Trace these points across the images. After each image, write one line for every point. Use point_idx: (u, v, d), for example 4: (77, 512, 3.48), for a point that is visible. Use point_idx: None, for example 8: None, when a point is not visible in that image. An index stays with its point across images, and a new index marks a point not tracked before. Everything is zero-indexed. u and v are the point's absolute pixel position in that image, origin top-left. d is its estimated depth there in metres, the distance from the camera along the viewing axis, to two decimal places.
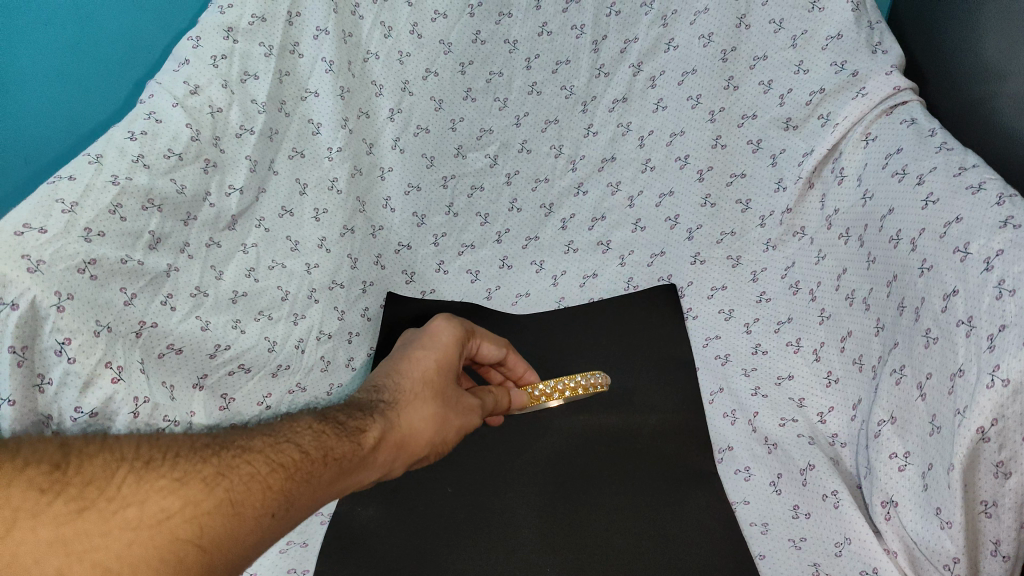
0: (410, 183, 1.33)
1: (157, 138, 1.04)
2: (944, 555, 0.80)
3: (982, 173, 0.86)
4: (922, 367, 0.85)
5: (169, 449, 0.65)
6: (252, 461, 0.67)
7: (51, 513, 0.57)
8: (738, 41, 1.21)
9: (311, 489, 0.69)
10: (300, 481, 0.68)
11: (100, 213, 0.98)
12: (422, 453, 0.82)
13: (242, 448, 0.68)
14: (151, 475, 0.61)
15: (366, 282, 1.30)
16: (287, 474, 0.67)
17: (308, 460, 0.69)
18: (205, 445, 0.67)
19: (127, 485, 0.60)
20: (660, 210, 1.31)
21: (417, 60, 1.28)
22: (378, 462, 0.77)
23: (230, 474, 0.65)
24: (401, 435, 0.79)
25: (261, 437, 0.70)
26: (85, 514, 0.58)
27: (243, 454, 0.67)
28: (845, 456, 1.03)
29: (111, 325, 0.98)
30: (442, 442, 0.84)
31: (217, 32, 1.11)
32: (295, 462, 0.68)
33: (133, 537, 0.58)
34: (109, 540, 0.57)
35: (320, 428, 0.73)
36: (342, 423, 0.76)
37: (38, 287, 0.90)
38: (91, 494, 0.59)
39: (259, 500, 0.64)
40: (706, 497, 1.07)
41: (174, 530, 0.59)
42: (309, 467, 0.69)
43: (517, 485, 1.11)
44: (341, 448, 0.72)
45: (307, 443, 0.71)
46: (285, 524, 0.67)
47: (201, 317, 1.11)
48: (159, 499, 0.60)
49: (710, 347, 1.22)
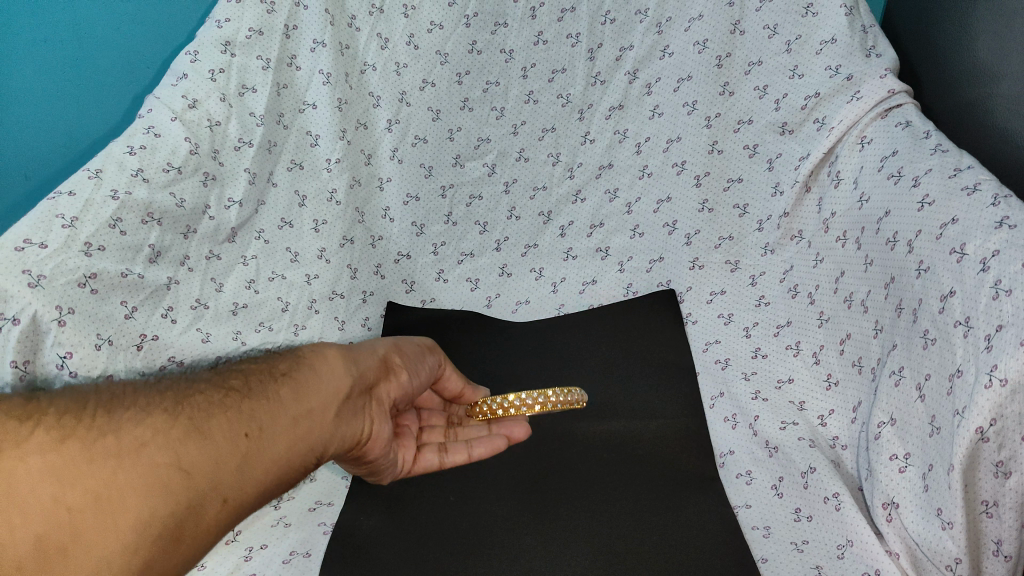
0: (408, 194, 1.36)
1: (156, 152, 1.05)
2: (945, 556, 0.78)
3: (977, 174, 0.87)
4: (921, 369, 0.85)
5: (127, 389, 0.77)
6: (208, 391, 0.78)
7: (37, 443, 0.68)
8: (733, 47, 1.23)
9: (271, 405, 0.79)
10: (255, 400, 0.79)
11: (100, 228, 0.98)
12: (378, 358, 0.90)
13: (192, 383, 0.80)
14: (118, 410, 0.73)
15: (365, 291, 1.30)
16: (240, 395, 0.79)
17: (259, 383, 0.81)
18: (160, 385, 0.78)
19: (100, 418, 0.72)
20: (658, 216, 1.32)
21: (414, 71, 1.31)
22: (339, 369, 0.85)
23: (188, 404, 0.77)
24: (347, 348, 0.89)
25: (212, 375, 0.82)
26: (67, 442, 0.69)
27: (195, 386, 0.79)
28: (845, 459, 1.00)
29: (113, 338, 0.99)
30: (391, 346, 0.93)
31: (214, 45, 1.13)
32: (248, 386, 0.80)
33: (117, 463, 0.69)
34: (97, 467, 0.68)
35: (265, 361, 0.85)
36: (287, 355, 0.87)
37: (37, 301, 0.91)
38: (69, 424, 0.71)
39: (221, 423, 0.76)
40: (708, 501, 0.99)
41: (151, 456, 0.71)
42: (262, 388, 0.81)
43: (519, 489, 1.03)
44: (290, 368, 0.85)
45: (254, 371, 0.83)
46: (262, 446, 0.76)
47: (202, 329, 1.11)
48: (132, 430, 0.72)
49: (709, 352, 1.21)
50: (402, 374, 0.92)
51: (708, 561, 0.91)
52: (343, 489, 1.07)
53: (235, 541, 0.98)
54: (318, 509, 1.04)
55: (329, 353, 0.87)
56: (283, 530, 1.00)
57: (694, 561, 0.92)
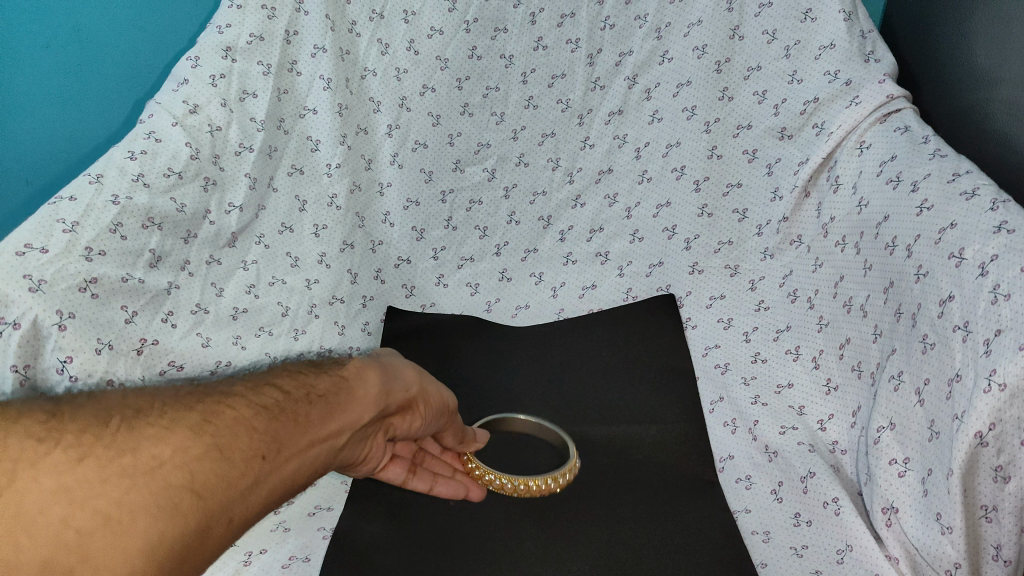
0: (409, 199, 1.36)
1: (156, 158, 1.06)
2: (945, 560, 0.77)
3: (975, 179, 0.87)
4: (921, 374, 0.84)
5: (157, 400, 0.74)
6: (233, 406, 0.75)
7: (50, 463, 0.64)
8: (732, 52, 1.23)
9: (293, 429, 0.76)
10: (280, 422, 0.76)
11: (100, 233, 0.99)
12: (405, 400, 0.87)
13: (222, 395, 0.77)
14: (142, 425, 0.70)
15: (366, 296, 1.32)
16: (266, 416, 0.75)
17: (285, 402, 0.78)
18: (189, 395, 0.76)
19: (122, 434, 0.68)
20: (657, 221, 1.33)
21: (414, 76, 1.32)
22: (367, 399, 0.83)
23: (213, 420, 0.73)
24: (380, 377, 0.86)
25: (241, 385, 0.79)
26: (85, 461, 0.65)
27: (224, 400, 0.76)
28: (845, 464, 0.99)
29: (113, 343, 0.99)
30: (422, 390, 0.89)
31: (215, 51, 1.13)
32: (274, 405, 0.77)
33: (129, 485, 0.64)
34: (110, 487, 0.64)
35: (296, 375, 0.83)
36: (321, 372, 0.85)
37: (39, 307, 0.91)
38: (88, 442, 0.67)
39: (241, 444, 0.72)
40: (708, 507, 0.98)
41: (166, 478, 0.66)
42: (289, 408, 0.78)
43: (518, 497, 1.01)
44: (319, 387, 0.82)
45: (284, 385, 0.80)
46: (279, 468, 0.73)
47: (202, 334, 1.10)
48: (151, 448, 0.68)
49: (709, 356, 1.22)
50: (417, 418, 0.90)
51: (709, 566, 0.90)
52: (344, 492, 1.04)
53: (234, 546, 0.95)
54: (318, 513, 1.01)
55: (364, 380, 0.85)
56: (283, 534, 0.97)
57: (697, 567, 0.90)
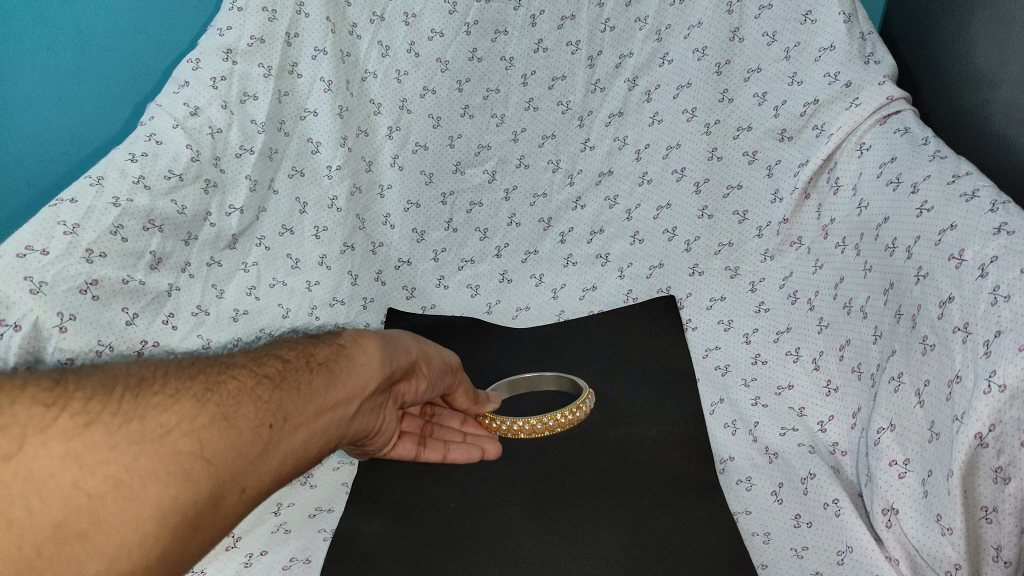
0: (409, 201, 1.36)
1: (157, 160, 1.06)
2: (945, 562, 0.76)
3: (975, 180, 0.87)
4: (921, 375, 0.84)
5: (158, 369, 0.68)
6: (239, 376, 0.72)
7: (59, 427, 0.60)
8: (732, 54, 1.25)
9: (302, 396, 0.73)
10: (287, 390, 0.73)
11: (101, 235, 0.99)
12: (409, 363, 0.89)
13: (223, 368, 0.73)
14: (146, 393, 0.65)
15: (366, 298, 1.31)
16: (273, 383, 0.73)
17: (290, 370, 0.75)
18: (188, 366, 0.71)
19: (125, 402, 0.64)
20: (658, 223, 1.34)
21: (414, 78, 1.32)
22: (373, 364, 0.82)
23: (217, 390, 0.69)
24: (383, 344, 0.86)
25: (243, 356, 0.76)
26: (91, 428, 0.61)
27: (227, 370, 0.72)
28: (845, 464, 0.98)
29: (114, 345, 1.00)
30: (423, 352, 0.93)
31: (216, 53, 1.14)
32: (279, 373, 0.74)
33: (138, 452, 0.61)
34: (119, 454, 0.60)
35: (298, 345, 0.80)
36: (324, 340, 0.83)
37: (38, 308, 0.92)
38: (96, 409, 0.62)
39: (250, 413, 0.69)
40: (708, 506, 0.96)
41: (176, 444, 0.63)
42: (293, 375, 0.75)
43: (518, 497, 1.00)
44: (323, 355, 0.80)
45: (286, 354, 0.78)
46: (289, 436, 0.70)
47: (202, 336, 1.11)
48: (157, 415, 0.64)
49: (709, 358, 1.21)
50: (422, 380, 0.94)
51: (708, 564, 0.87)
52: (344, 494, 1.05)
53: (235, 547, 0.95)
54: (319, 515, 1.01)
55: (369, 344, 0.83)
56: (283, 536, 0.97)
57: (696, 566, 0.87)
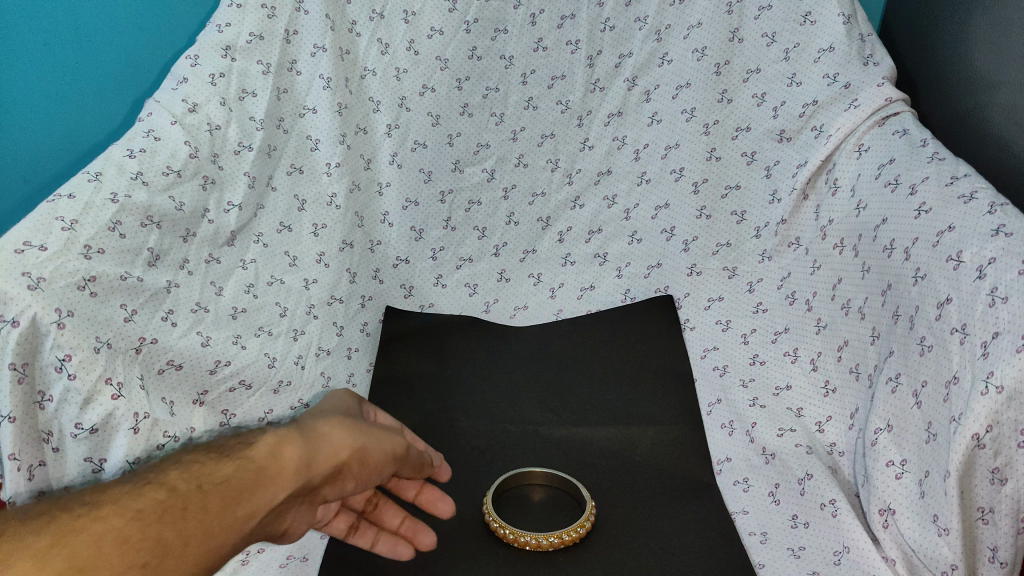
0: (408, 199, 1.36)
1: (155, 156, 1.04)
2: (940, 562, 0.76)
3: (973, 182, 0.88)
4: (918, 376, 0.84)
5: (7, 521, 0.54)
6: (107, 516, 0.55)
7: None
8: (732, 54, 1.26)
9: (189, 530, 0.57)
10: (172, 524, 0.57)
11: (99, 231, 0.93)
12: (329, 469, 0.67)
13: (94, 503, 0.57)
14: None
15: (364, 296, 1.31)
16: (154, 515, 0.57)
17: (178, 497, 0.59)
18: (47, 509, 0.56)
19: None
20: (656, 222, 1.35)
21: (414, 76, 1.32)
22: (290, 469, 0.65)
23: (80, 535, 0.54)
24: (300, 449, 0.66)
25: (124, 485, 0.60)
26: None
27: (98, 507, 0.56)
28: (843, 465, 0.97)
29: (112, 342, 0.89)
30: (353, 452, 0.69)
31: (215, 49, 1.14)
32: (166, 501, 0.58)
33: None
34: None
35: (195, 461, 0.64)
36: (227, 446, 0.66)
37: (38, 304, 0.82)
38: None
39: (119, 555, 0.53)
40: (703, 507, 0.97)
41: None
42: (186, 504, 0.59)
43: (516, 498, 0.99)
44: (222, 471, 0.63)
45: (175, 479, 0.61)
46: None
47: (202, 333, 1.04)
48: None
49: (708, 358, 1.22)
50: (349, 483, 0.70)
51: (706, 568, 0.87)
52: None
53: None
54: None
55: (284, 449, 0.65)
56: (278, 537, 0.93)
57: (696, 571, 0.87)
